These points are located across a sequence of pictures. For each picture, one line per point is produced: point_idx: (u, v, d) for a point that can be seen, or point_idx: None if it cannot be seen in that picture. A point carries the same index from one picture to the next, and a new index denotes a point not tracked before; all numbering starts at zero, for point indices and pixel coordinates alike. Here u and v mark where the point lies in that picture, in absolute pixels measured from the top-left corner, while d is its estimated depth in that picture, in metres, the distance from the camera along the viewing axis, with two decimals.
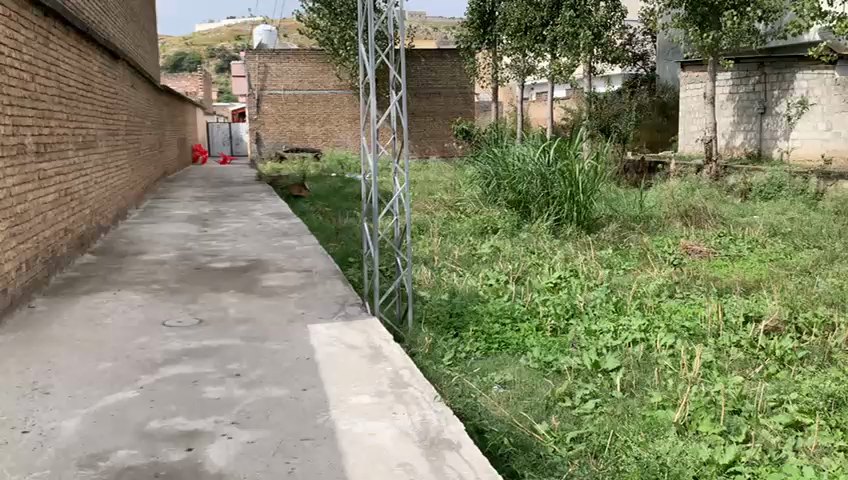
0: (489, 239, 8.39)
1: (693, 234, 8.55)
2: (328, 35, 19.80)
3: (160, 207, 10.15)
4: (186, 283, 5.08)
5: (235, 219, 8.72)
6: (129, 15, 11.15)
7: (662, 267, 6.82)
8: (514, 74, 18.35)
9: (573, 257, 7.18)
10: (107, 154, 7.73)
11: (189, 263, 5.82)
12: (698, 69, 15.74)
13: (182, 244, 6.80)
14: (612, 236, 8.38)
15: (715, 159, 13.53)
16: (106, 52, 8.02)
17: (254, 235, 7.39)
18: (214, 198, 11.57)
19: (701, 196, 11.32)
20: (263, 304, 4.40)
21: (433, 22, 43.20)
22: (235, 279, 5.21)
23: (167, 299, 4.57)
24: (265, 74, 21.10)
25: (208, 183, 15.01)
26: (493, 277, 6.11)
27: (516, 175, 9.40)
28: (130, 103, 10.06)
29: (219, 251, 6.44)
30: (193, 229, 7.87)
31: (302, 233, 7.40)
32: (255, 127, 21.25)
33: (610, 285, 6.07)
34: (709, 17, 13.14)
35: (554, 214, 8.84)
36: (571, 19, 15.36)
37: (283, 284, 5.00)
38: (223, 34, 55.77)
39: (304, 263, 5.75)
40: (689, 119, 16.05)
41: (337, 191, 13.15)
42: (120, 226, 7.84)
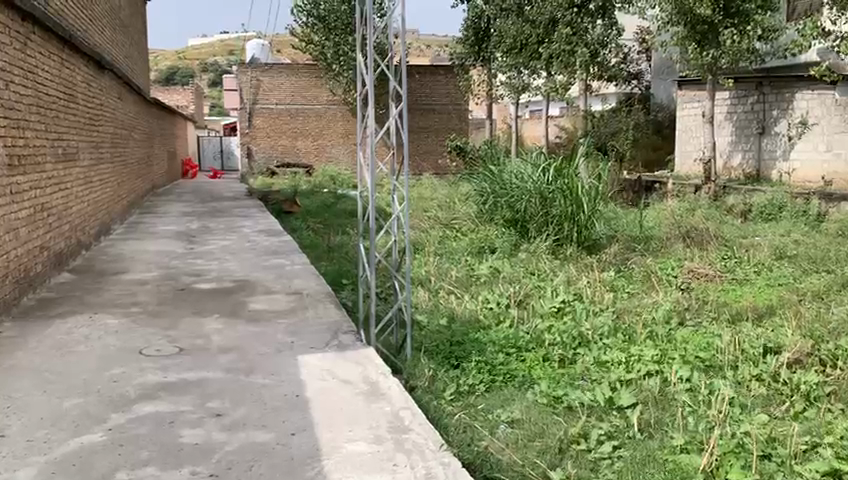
0: (487, 259, 8.11)
1: (697, 257, 8.29)
2: (322, 50, 19.56)
3: (146, 222, 9.83)
4: (168, 306, 4.75)
5: (223, 236, 8.40)
6: (118, 26, 10.86)
7: (669, 291, 6.55)
8: (509, 91, 18.16)
9: (575, 280, 6.90)
10: (90, 167, 7.41)
11: (172, 283, 5.50)
12: (694, 88, 15.61)
13: (167, 262, 6.47)
14: (614, 258, 8.11)
15: (713, 179, 13.33)
16: (91, 61, 7.71)
17: (243, 253, 7.07)
18: (203, 213, 11.25)
19: (702, 217, 11.08)
20: (249, 331, 4.08)
21: (427, 39, 43.19)
22: (221, 302, 4.89)
23: (146, 325, 4.24)
24: (257, 88, 20.85)
25: (197, 198, 14.70)
26: (493, 300, 5.82)
27: (514, 194, 9.13)
28: (117, 115, 9.74)
29: (205, 270, 6.12)
30: (179, 246, 7.55)
31: (294, 252, 7.10)
32: (246, 141, 20.97)
33: (617, 311, 5.79)
34: (708, 35, 12.88)
35: (554, 233, 8.56)
36: (569, 36, 15.14)
37: (271, 308, 4.68)
38: (217, 48, 55.71)
39: (294, 285, 5.43)
40: (686, 138, 15.89)
41: (329, 207, 12.85)
42: (103, 243, 7.51)
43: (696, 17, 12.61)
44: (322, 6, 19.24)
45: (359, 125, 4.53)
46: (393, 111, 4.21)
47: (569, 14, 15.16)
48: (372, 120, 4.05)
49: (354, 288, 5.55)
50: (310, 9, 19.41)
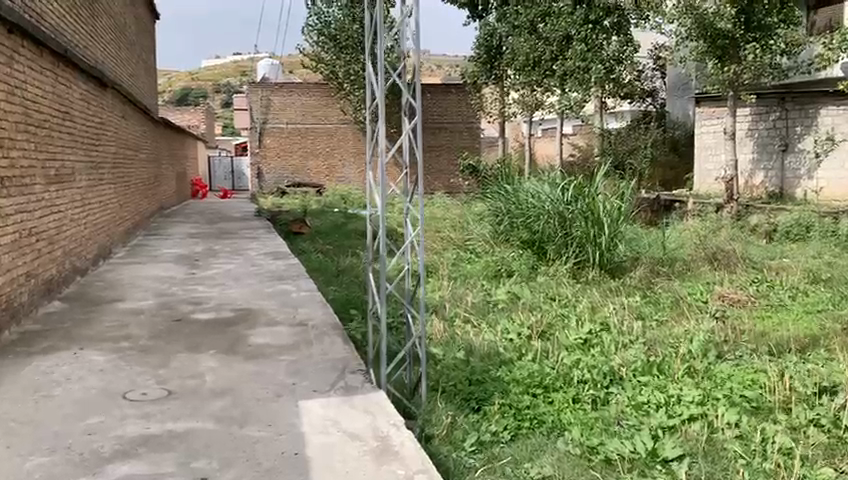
0: (504, 283, 7.70)
1: (727, 280, 7.86)
2: (332, 69, 19.35)
3: (150, 245, 9.49)
4: (161, 340, 4.37)
5: (227, 260, 8.04)
6: (123, 43, 10.60)
7: (702, 320, 6.13)
8: (522, 109, 17.78)
9: (599, 307, 6.48)
10: (88, 188, 7.07)
11: (168, 313, 5.12)
12: (714, 105, 15.23)
13: (165, 288, 6.10)
14: (639, 282, 7.70)
15: (735, 198, 12.88)
16: (91, 78, 7.40)
17: (248, 278, 6.70)
18: (208, 235, 10.92)
19: (726, 238, 10.66)
20: (247, 370, 3.68)
21: (438, 58, 43.07)
22: (219, 334, 4.50)
23: (135, 362, 3.85)
24: (267, 107, 20.62)
25: (205, 219, 14.39)
26: (515, 330, 5.41)
27: (532, 215, 8.75)
28: (120, 134, 9.43)
29: (205, 297, 5.75)
30: (181, 271, 7.18)
31: (301, 277, 6.72)
32: (256, 161, 20.74)
33: (647, 343, 5.36)
34: (729, 50, 12.49)
35: (574, 256, 8.17)
36: (583, 52, 14.82)
37: (273, 342, 4.28)
38: (229, 69, 55.93)
39: (299, 314, 5.04)
40: (705, 156, 15.48)
41: (339, 228, 12.49)
42: (101, 267, 7.15)
43: (716, 30, 12.19)
44: (333, 24, 19.07)
45: (369, 141, 4.15)
46: (406, 125, 3.83)
47: (584, 30, 14.82)
48: (383, 134, 3.65)
49: (364, 319, 5.16)
50: (320, 28, 19.18)
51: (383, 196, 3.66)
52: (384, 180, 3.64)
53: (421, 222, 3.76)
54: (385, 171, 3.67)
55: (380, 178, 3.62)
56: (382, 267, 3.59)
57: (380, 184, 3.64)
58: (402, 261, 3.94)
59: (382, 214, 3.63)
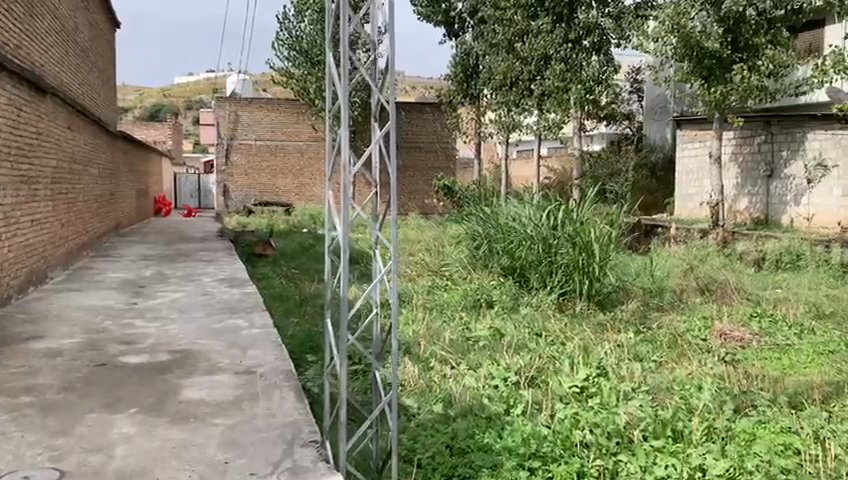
0: (483, 316, 7.01)
1: (724, 314, 7.25)
2: (304, 85, 18.68)
3: (96, 268, 8.65)
4: (74, 393, 3.57)
5: (178, 287, 7.24)
6: (72, 48, 9.78)
7: (707, 364, 5.47)
8: (498, 129, 17.24)
9: (591, 346, 5.79)
10: (15, 206, 6.24)
11: (93, 356, 4.31)
12: (697, 128, 14.79)
13: (96, 322, 5.28)
14: (632, 315, 7.05)
15: (722, 224, 12.30)
16: (24, 82, 6.59)
17: (196, 310, 5.91)
18: (163, 257, 10.10)
19: (716, 266, 10.10)
20: (171, 440, 2.91)
21: (414, 78, 42.65)
22: (146, 386, 3.71)
23: (31, 427, 3.06)
24: (235, 123, 19.79)
25: (164, 239, 13.56)
26: (501, 376, 4.70)
27: (515, 240, 8.10)
28: (64, 146, 8.60)
29: (142, 334, 4.95)
30: (121, 300, 6.36)
31: (257, 309, 5.93)
32: (223, 179, 19.87)
33: (652, 393, 4.70)
34: (716, 71, 12.10)
35: (560, 286, 7.46)
36: (563, 72, 14.17)
37: (211, 397, 3.51)
38: (202, 85, 55.05)
39: (246, 358, 4.26)
40: (688, 180, 15.03)
41: (306, 250, 11.76)
42: (31, 296, 6.31)
43: (704, 49, 11.76)
44: (304, 39, 18.28)
45: (328, 154, 3.44)
46: (377, 133, 3.15)
47: (564, 50, 14.25)
48: (348, 143, 2.95)
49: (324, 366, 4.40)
50: (291, 43, 18.48)
51: (346, 222, 2.94)
52: (348, 200, 2.92)
53: (395, 251, 3.01)
54: (348, 191, 2.93)
55: (343, 198, 2.90)
56: (344, 311, 2.84)
57: (342, 206, 2.91)
58: (369, 302, 3.21)
59: (345, 242, 2.91)
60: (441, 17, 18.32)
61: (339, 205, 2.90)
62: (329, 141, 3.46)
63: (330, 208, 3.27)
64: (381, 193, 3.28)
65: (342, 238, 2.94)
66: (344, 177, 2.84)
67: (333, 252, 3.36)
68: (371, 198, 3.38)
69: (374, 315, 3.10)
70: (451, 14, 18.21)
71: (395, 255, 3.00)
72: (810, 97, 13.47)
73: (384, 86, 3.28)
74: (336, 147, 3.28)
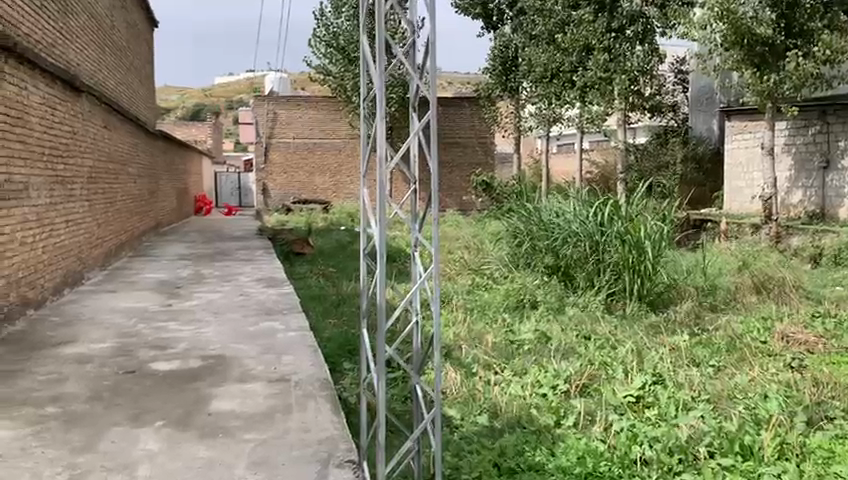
0: (528, 318, 6.74)
1: (784, 314, 6.86)
2: (341, 82, 18.53)
3: (133, 268, 8.57)
4: (101, 403, 3.39)
5: (214, 287, 7.10)
6: (109, 47, 9.73)
7: (769, 372, 5.13)
8: (539, 123, 16.92)
9: (644, 350, 5.48)
10: (49, 206, 6.17)
11: (123, 362, 4.15)
12: (747, 119, 14.26)
13: (129, 326, 5.14)
14: (686, 316, 6.72)
15: (774, 218, 11.72)
16: (59, 80, 6.49)
17: (232, 312, 5.74)
18: (201, 257, 10.02)
19: (770, 262, 9.62)
20: (198, 458, 2.71)
21: (452, 74, 42.32)
22: (177, 395, 3.53)
23: (52, 442, 2.88)
24: (274, 122, 19.75)
25: (203, 238, 13.53)
26: (550, 384, 4.48)
27: (559, 237, 7.81)
28: (100, 145, 8.53)
29: (175, 338, 4.78)
30: (156, 301, 6.23)
31: (293, 311, 5.74)
32: (262, 177, 19.86)
33: (712, 402, 4.41)
34: (768, 58, 11.54)
35: (609, 286, 7.18)
36: (606, 63, 13.74)
37: (243, 408, 3.30)
38: (242, 85, 55.51)
39: (281, 365, 4.05)
40: (737, 173, 14.49)
41: (344, 248, 11.57)
42: (66, 298, 6.21)
43: (755, 37, 11.22)
44: (341, 35, 18.14)
45: (363, 147, 3.20)
46: (415, 124, 2.88)
47: (607, 40, 13.72)
48: (383, 137, 2.69)
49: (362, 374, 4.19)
50: (328, 39, 18.34)
51: (382, 223, 2.69)
52: (383, 199, 2.67)
53: (435, 253, 2.75)
54: (384, 188, 2.68)
55: (378, 198, 2.65)
56: (380, 323, 2.60)
57: (377, 206, 2.66)
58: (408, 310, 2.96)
59: (381, 245, 2.66)
60: (480, 9, 17.96)
61: (374, 205, 2.65)
62: (364, 134, 3.22)
63: (365, 207, 3.03)
64: (420, 190, 3.03)
65: (378, 241, 2.70)
66: (379, 174, 2.59)
67: (368, 255, 3.12)
68: (409, 195, 3.13)
69: (414, 325, 2.85)
70: (489, 6, 17.84)
71: (436, 258, 2.74)
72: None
73: (424, 71, 3.00)
74: (372, 139, 3.04)
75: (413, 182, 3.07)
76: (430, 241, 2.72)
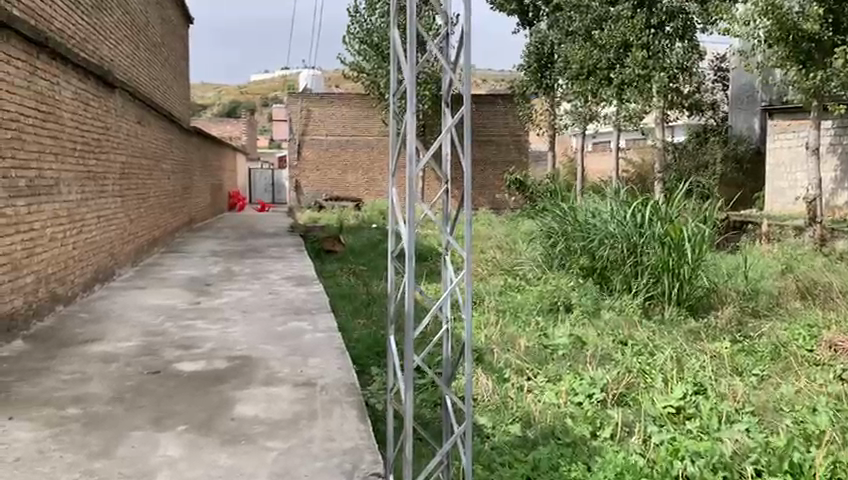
0: (562, 321, 6.56)
1: (830, 321, 6.60)
2: (374, 79, 18.46)
3: (165, 264, 8.57)
4: (124, 405, 3.32)
5: (244, 285, 7.05)
6: (143, 43, 9.75)
7: (817, 383, 4.90)
8: (574, 120, 16.66)
9: (684, 357, 5.29)
10: (81, 202, 6.15)
11: (148, 361, 4.09)
12: (790, 117, 13.89)
13: (157, 324, 5.08)
14: (727, 322, 6.49)
15: (819, 219, 11.33)
16: (92, 76, 6.48)
17: (260, 310, 5.67)
18: (232, 253, 10.01)
19: (814, 266, 9.32)
20: (219, 467, 2.61)
21: (486, 72, 42.07)
22: (200, 398, 3.44)
23: (72, 446, 2.80)
24: (307, 119, 19.76)
25: (235, 234, 13.56)
26: (585, 392, 4.33)
27: (595, 238, 7.62)
28: (133, 141, 8.54)
29: (202, 338, 4.71)
30: (185, 299, 6.18)
31: (321, 310, 5.63)
32: (295, 174, 19.89)
33: (757, 414, 4.22)
34: (814, 55, 11.19)
35: (646, 289, 6.97)
36: (644, 59, 13.34)
37: (267, 413, 3.20)
38: (277, 82, 55.91)
39: (308, 367, 3.95)
40: (779, 174, 14.10)
41: (375, 245, 11.49)
42: (97, 294, 6.20)
43: (801, 34, 10.83)
44: (375, 33, 18.06)
45: (392, 144, 3.07)
46: (448, 119, 2.73)
47: (645, 36, 13.35)
48: (414, 134, 2.55)
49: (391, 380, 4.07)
50: (362, 36, 18.28)
51: (412, 223, 2.54)
52: (414, 198, 2.52)
53: (468, 256, 2.60)
54: (414, 187, 2.53)
55: (408, 197, 2.50)
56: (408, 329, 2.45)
57: (406, 205, 2.52)
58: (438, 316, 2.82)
59: (411, 248, 2.52)
60: (515, 6, 17.75)
61: (404, 205, 2.51)
62: (394, 131, 3.08)
63: (394, 207, 2.89)
64: (452, 190, 2.88)
65: (408, 243, 2.55)
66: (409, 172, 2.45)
67: (397, 258, 2.98)
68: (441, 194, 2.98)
69: (444, 332, 2.71)
70: (524, 3, 17.64)
71: (469, 261, 2.59)
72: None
73: (458, 64, 2.85)
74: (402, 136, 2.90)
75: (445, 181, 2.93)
76: (462, 243, 2.57)
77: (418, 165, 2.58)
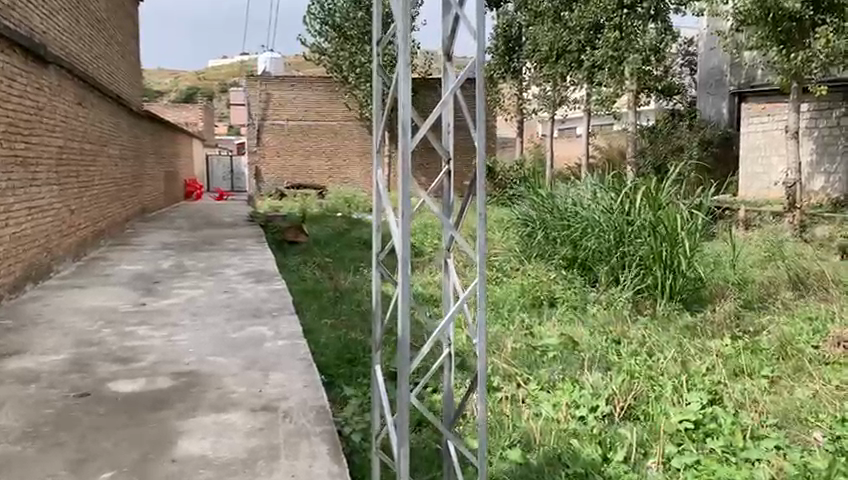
0: (547, 319, 6.03)
1: (830, 312, 6.18)
2: (336, 61, 17.72)
3: (110, 259, 7.82)
4: (36, 442, 2.66)
5: (198, 282, 6.36)
6: (84, 16, 8.91)
7: (834, 386, 4.44)
8: (543, 105, 16.07)
9: (687, 359, 4.80)
10: (5, 190, 5.40)
11: (75, 380, 3.43)
12: (764, 101, 13.61)
13: (92, 331, 4.40)
14: (725, 317, 6.01)
15: (798, 205, 11.01)
16: (17, 47, 5.70)
17: (214, 312, 5.02)
18: (187, 245, 9.27)
19: (801, 252, 8.98)
20: None
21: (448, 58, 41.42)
22: (134, 431, 2.80)
23: None
24: (267, 103, 18.95)
25: (191, 224, 12.78)
26: (588, 405, 3.79)
27: (579, 227, 7.13)
28: (73, 124, 7.76)
29: (144, 348, 4.05)
30: (129, 299, 5.49)
31: (283, 312, 4.99)
32: (254, 161, 19.06)
33: (779, 425, 3.74)
34: (795, 35, 10.76)
35: (634, 283, 6.48)
36: (616, 41, 12.85)
37: (214, 452, 2.58)
38: (234, 68, 54.45)
39: (267, 385, 3.34)
40: (754, 158, 13.81)
41: (340, 235, 10.85)
42: (28, 295, 5.47)
43: (782, 12, 10.40)
44: (336, 13, 17.27)
45: (377, 107, 2.59)
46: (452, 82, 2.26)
47: (617, 17, 12.83)
48: (408, 103, 2.08)
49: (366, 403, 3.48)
50: (324, 17, 17.51)
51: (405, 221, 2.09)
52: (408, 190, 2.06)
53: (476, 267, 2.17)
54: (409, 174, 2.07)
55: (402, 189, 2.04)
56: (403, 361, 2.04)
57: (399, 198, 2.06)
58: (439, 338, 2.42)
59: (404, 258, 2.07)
60: None
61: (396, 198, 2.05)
62: (378, 93, 2.60)
63: (382, 191, 2.43)
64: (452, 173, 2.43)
65: (401, 249, 2.12)
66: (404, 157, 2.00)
67: (385, 255, 2.55)
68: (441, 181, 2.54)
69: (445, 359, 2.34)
70: None
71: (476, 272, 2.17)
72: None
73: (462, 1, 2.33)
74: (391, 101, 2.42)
75: (446, 162, 2.46)
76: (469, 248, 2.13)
77: (413, 144, 2.11)
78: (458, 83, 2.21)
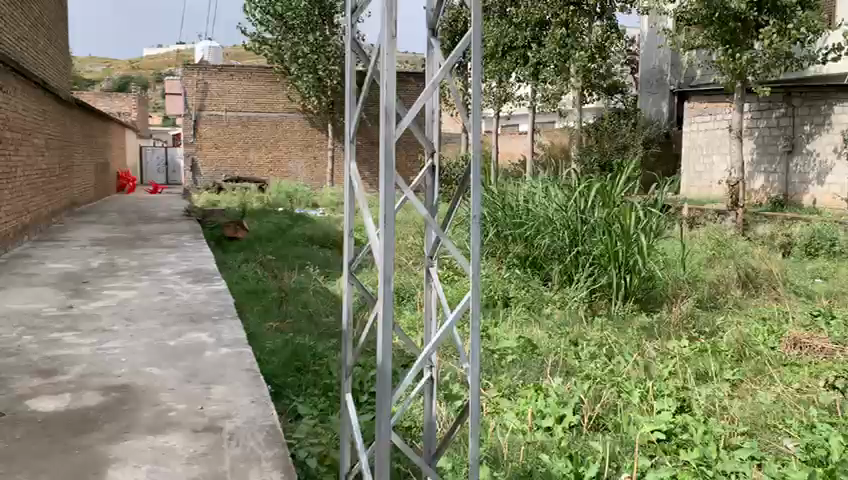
0: (502, 320, 5.82)
1: (781, 312, 6.16)
2: (277, 51, 17.21)
3: (33, 257, 7.26)
4: None
5: (131, 281, 5.92)
6: None
7: (796, 389, 4.34)
8: (489, 102, 15.91)
9: (648, 362, 4.64)
10: None
11: None
12: (706, 100, 13.79)
13: (11, 339, 3.96)
14: (681, 317, 5.89)
15: (741, 203, 11.15)
16: None
17: (150, 316, 4.63)
18: (118, 242, 8.74)
19: (745, 250, 9.07)
20: None
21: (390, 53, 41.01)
22: (52, 461, 2.43)
23: None
24: (204, 93, 18.26)
25: (123, 218, 12.12)
26: (555, 414, 3.59)
27: (531, 223, 6.98)
28: None
29: (68, 358, 3.65)
30: (53, 302, 5.03)
31: (225, 315, 4.64)
32: (191, 153, 18.36)
33: (751, 433, 3.60)
34: (739, 35, 10.78)
35: (588, 281, 6.36)
36: (563, 38, 12.76)
37: None
38: (169, 58, 52.70)
39: (209, 402, 3.00)
40: (696, 156, 14.00)
41: (283, 231, 10.45)
42: None
43: (727, 12, 10.47)
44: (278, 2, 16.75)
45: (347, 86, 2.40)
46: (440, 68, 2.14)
47: (564, 13, 12.70)
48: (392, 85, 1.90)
49: (321, 421, 3.19)
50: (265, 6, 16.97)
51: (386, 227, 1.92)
52: (389, 192, 1.90)
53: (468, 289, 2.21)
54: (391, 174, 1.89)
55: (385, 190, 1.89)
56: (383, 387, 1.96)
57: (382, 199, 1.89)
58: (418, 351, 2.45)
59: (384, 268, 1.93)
60: None
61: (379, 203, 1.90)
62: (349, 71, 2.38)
63: (355, 188, 2.25)
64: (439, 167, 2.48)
65: (381, 260, 1.94)
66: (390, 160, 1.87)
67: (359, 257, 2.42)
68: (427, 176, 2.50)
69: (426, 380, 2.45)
70: None
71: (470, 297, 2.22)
72: (820, 68, 12.77)
73: None
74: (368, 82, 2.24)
75: (430, 156, 2.47)
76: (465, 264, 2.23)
77: (397, 134, 1.94)
78: (450, 64, 2.13)
